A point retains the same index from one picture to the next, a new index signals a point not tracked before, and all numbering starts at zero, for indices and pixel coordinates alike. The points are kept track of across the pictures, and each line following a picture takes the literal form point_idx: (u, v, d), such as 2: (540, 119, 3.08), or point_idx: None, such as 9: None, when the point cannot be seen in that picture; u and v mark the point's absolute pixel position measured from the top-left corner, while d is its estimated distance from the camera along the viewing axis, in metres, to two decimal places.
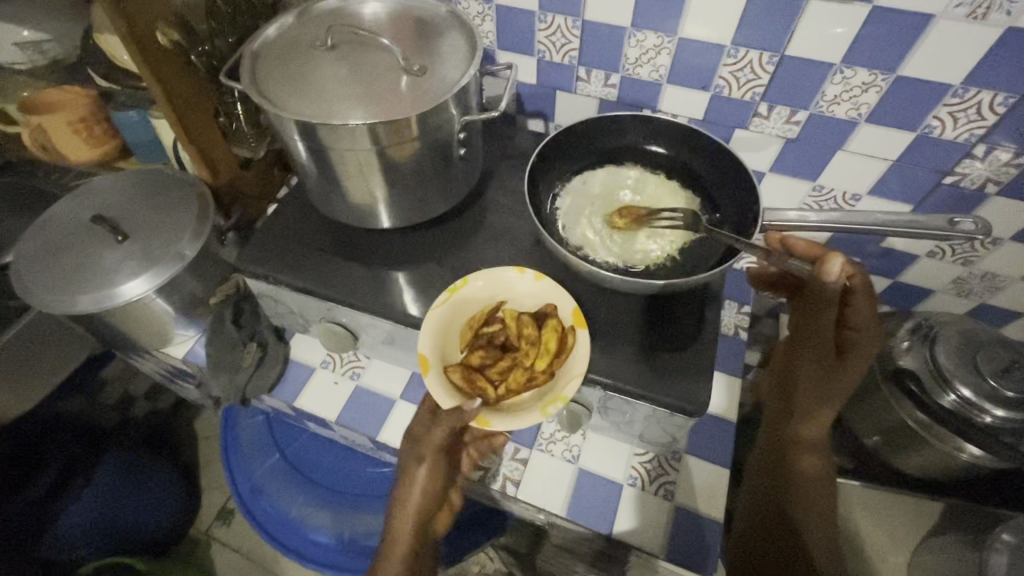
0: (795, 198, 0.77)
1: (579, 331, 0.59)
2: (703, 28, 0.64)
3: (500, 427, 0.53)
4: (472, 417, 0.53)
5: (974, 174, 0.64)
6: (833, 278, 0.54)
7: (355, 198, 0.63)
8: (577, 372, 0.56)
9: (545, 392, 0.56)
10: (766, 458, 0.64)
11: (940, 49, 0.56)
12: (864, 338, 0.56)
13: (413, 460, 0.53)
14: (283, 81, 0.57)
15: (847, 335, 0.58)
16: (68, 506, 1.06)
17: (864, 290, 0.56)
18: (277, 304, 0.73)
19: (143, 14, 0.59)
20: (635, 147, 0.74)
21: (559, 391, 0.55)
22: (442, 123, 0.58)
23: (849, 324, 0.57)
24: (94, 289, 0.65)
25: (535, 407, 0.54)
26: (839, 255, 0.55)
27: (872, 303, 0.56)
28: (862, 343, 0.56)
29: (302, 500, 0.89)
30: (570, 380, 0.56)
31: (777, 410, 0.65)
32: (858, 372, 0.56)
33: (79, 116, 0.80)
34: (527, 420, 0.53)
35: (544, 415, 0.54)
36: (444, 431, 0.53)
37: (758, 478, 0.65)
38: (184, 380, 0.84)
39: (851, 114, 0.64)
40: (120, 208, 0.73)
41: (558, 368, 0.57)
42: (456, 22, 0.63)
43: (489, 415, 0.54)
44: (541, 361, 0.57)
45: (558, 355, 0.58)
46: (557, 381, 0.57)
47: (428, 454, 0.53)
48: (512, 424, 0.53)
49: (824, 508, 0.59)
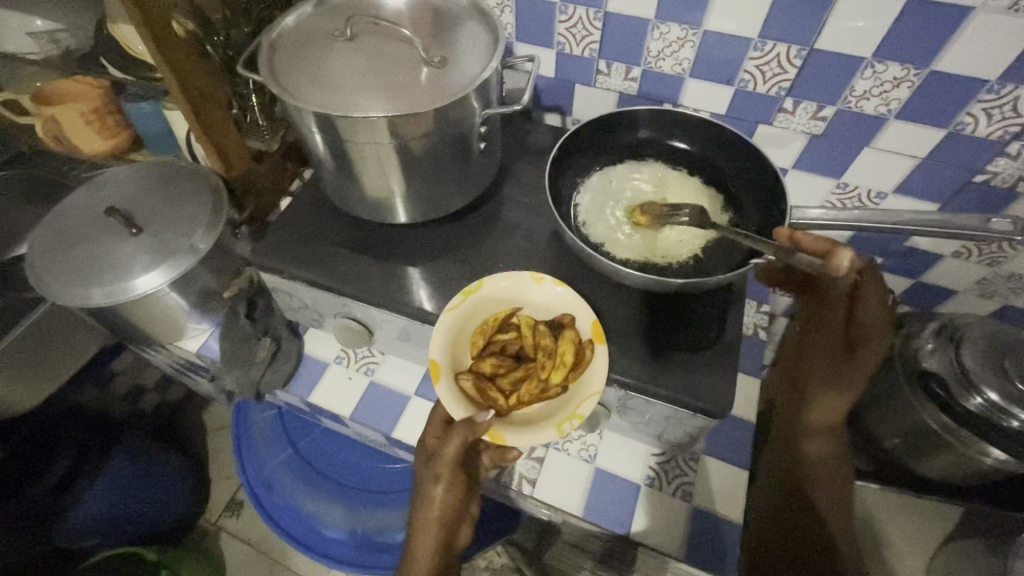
0: (818, 196, 0.76)
1: (597, 346, 0.58)
2: (729, 20, 0.62)
3: (514, 442, 0.53)
4: (486, 431, 0.53)
5: (1005, 173, 0.63)
6: (841, 273, 0.51)
7: (372, 192, 0.63)
8: (592, 389, 0.55)
9: (558, 407, 0.56)
10: (776, 455, 0.63)
11: (977, 43, 0.54)
12: (874, 330, 0.54)
13: (430, 479, 0.53)
14: (301, 72, 0.56)
15: (858, 329, 0.54)
16: (82, 496, 1.06)
17: (873, 284, 0.52)
18: (290, 297, 0.72)
19: (159, 3, 0.58)
20: (655, 142, 0.73)
21: (575, 409, 0.54)
22: (462, 116, 0.57)
23: (860, 319, 0.54)
24: (108, 281, 0.65)
25: (551, 423, 0.54)
26: (849, 249, 0.51)
27: (883, 297, 0.52)
28: (873, 336, 0.54)
29: (315, 495, 0.88)
30: (585, 397, 0.55)
31: (785, 408, 0.63)
32: (870, 366, 0.54)
33: (90, 107, 0.79)
34: (543, 436, 0.53)
35: (559, 432, 0.53)
36: (458, 445, 0.52)
37: (768, 473, 0.63)
38: (197, 373, 0.83)
39: (880, 109, 0.63)
40: (134, 201, 0.72)
41: (573, 383, 0.56)
42: (477, 14, 0.62)
43: (502, 429, 0.54)
44: (556, 375, 0.56)
45: (574, 368, 0.57)
46: (572, 396, 0.56)
47: (444, 472, 0.52)
48: (525, 439, 0.53)
49: (839, 497, 0.58)
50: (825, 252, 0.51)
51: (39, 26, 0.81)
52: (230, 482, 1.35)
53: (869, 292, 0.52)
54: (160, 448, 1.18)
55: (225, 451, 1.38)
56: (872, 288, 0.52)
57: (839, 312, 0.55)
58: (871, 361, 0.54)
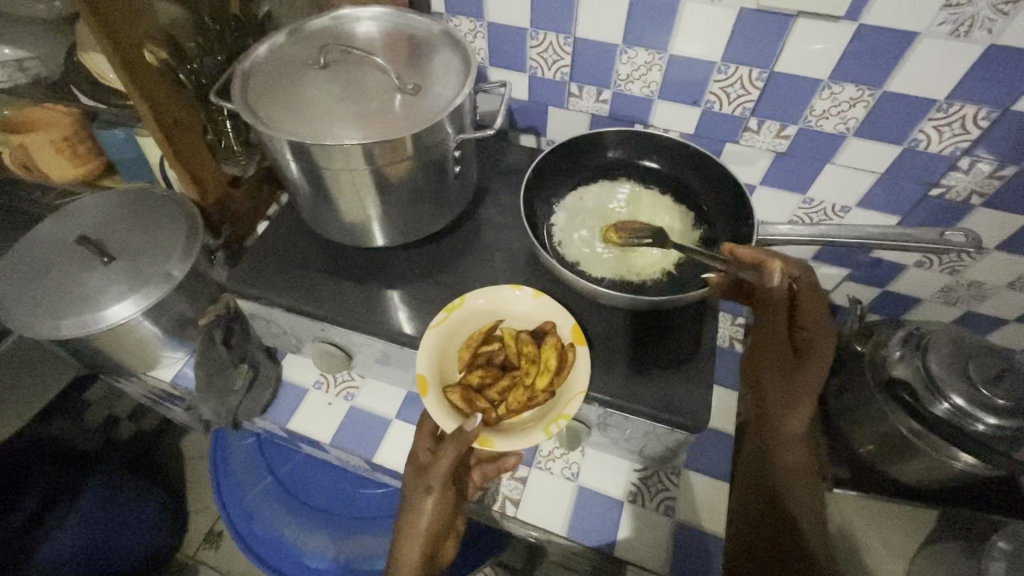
0: (786, 211, 0.78)
1: (578, 348, 0.58)
2: (692, 43, 0.64)
3: (503, 448, 0.52)
4: (476, 439, 0.52)
5: (960, 186, 0.66)
6: (775, 281, 0.54)
7: (349, 216, 0.63)
8: (577, 390, 0.55)
9: (545, 412, 0.55)
10: (753, 485, 0.57)
11: (925, 64, 0.57)
12: (819, 335, 0.54)
13: (422, 490, 0.53)
14: (275, 101, 0.56)
15: (802, 336, 0.55)
16: (51, 535, 1.01)
17: (809, 291, 0.54)
18: (267, 324, 0.71)
19: (131, 33, 0.59)
20: (626, 162, 0.75)
21: (561, 411, 0.54)
22: (437, 141, 0.58)
23: (803, 323, 0.54)
24: (78, 312, 0.63)
25: (537, 427, 0.54)
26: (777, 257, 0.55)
27: (820, 300, 0.54)
28: (820, 341, 0.53)
29: (296, 524, 0.86)
30: (571, 399, 0.55)
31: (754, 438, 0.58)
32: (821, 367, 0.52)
33: (61, 136, 0.78)
34: (529, 440, 0.53)
35: (545, 435, 0.52)
36: (453, 456, 0.52)
37: (749, 500, 0.57)
38: (172, 404, 0.81)
39: (840, 128, 0.65)
40: (106, 229, 0.71)
41: (559, 387, 0.56)
42: (450, 40, 0.63)
43: (491, 436, 0.53)
44: (541, 380, 0.55)
45: (558, 372, 0.56)
46: (558, 400, 0.56)
47: (436, 483, 0.53)
48: (514, 445, 0.52)
49: (809, 491, 0.53)
50: (759, 262, 0.55)
51: (7, 53, 0.79)
52: (209, 511, 1.32)
53: (806, 294, 0.54)
54: (135, 482, 1.15)
55: (205, 481, 1.34)
56: (808, 292, 0.54)
57: (781, 321, 0.56)
58: (822, 354, 0.53)
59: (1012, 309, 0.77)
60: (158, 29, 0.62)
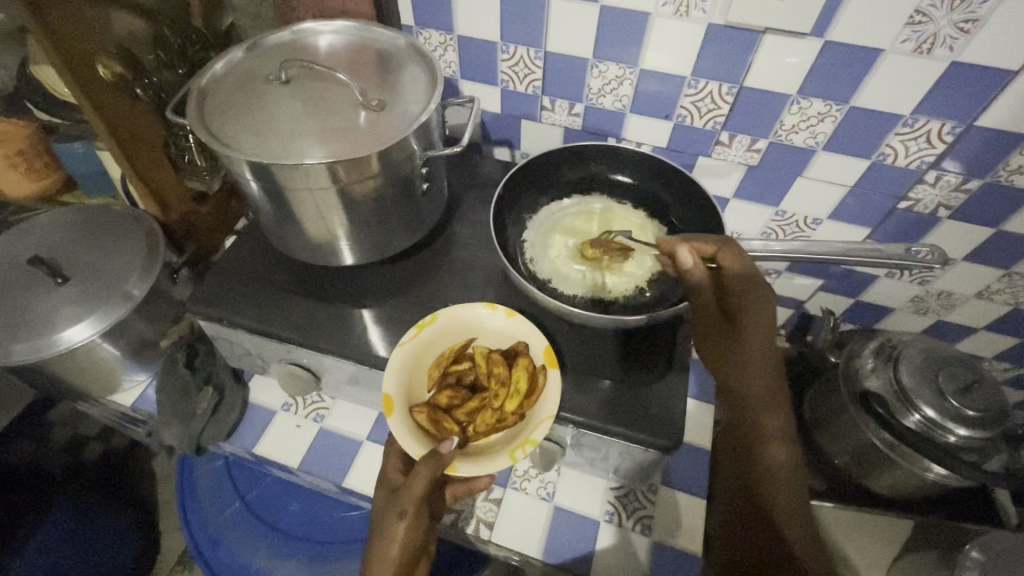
0: (759, 224, 0.78)
1: (550, 371, 0.56)
2: (662, 58, 0.64)
3: (470, 472, 0.51)
4: (444, 462, 0.51)
5: (927, 198, 0.66)
6: (688, 264, 0.54)
7: (314, 234, 0.61)
8: (545, 415, 0.54)
9: (515, 435, 0.54)
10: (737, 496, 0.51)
11: (890, 81, 0.57)
12: (749, 299, 0.52)
13: (394, 515, 0.50)
14: (234, 118, 0.54)
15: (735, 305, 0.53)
16: (16, 560, 0.96)
17: (728, 259, 0.54)
18: (231, 345, 0.69)
19: (83, 49, 0.57)
20: (599, 176, 0.75)
21: (528, 436, 0.53)
22: (405, 158, 0.56)
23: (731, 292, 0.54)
24: (31, 336, 0.60)
25: (504, 452, 0.52)
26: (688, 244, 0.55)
27: (739, 261, 0.53)
28: (750, 306, 0.52)
29: (265, 551, 0.83)
30: (538, 423, 0.53)
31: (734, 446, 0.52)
32: (755, 329, 0.51)
33: (15, 150, 0.74)
34: (495, 465, 0.51)
35: (512, 460, 0.51)
36: (424, 481, 0.50)
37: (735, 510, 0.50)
38: (135, 429, 0.78)
39: (809, 142, 0.66)
40: (61, 249, 0.68)
41: (528, 410, 0.55)
42: (416, 55, 0.62)
43: (458, 459, 0.52)
44: (511, 402, 0.54)
45: (529, 395, 0.55)
46: (527, 423, 0.55)
47: (409, 508, 0.50)
48: (480, 470, 0.51)
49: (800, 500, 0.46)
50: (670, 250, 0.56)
51: None
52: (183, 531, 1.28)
53: (728, 266, 0.53)
54: (103, 504, 1.11)
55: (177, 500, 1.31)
56: (728, 264, 0.53)
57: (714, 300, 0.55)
58: (759, 318, 0.51)
59: (981, 318, 0.78)
60: (113, 44, 0.60)
